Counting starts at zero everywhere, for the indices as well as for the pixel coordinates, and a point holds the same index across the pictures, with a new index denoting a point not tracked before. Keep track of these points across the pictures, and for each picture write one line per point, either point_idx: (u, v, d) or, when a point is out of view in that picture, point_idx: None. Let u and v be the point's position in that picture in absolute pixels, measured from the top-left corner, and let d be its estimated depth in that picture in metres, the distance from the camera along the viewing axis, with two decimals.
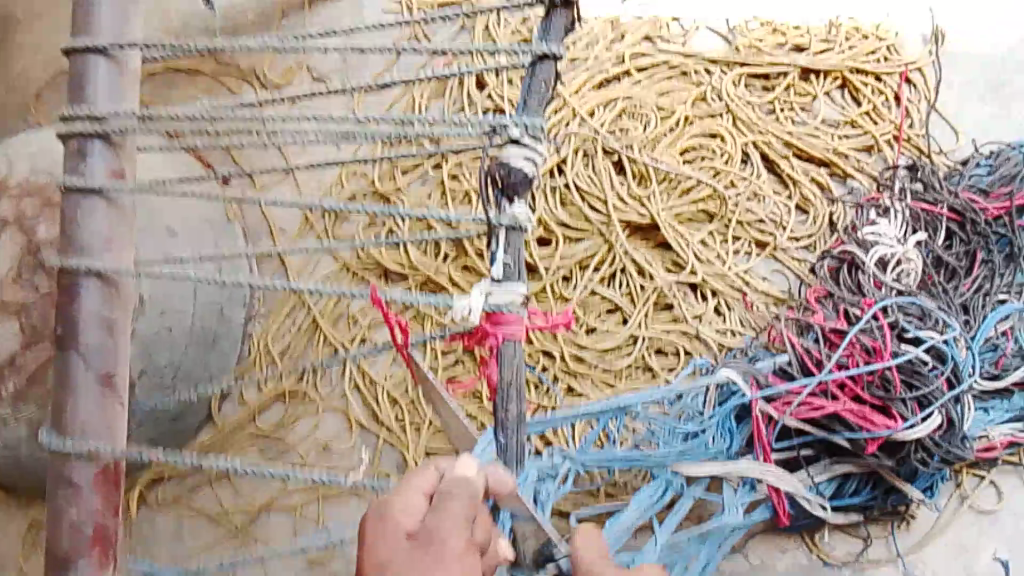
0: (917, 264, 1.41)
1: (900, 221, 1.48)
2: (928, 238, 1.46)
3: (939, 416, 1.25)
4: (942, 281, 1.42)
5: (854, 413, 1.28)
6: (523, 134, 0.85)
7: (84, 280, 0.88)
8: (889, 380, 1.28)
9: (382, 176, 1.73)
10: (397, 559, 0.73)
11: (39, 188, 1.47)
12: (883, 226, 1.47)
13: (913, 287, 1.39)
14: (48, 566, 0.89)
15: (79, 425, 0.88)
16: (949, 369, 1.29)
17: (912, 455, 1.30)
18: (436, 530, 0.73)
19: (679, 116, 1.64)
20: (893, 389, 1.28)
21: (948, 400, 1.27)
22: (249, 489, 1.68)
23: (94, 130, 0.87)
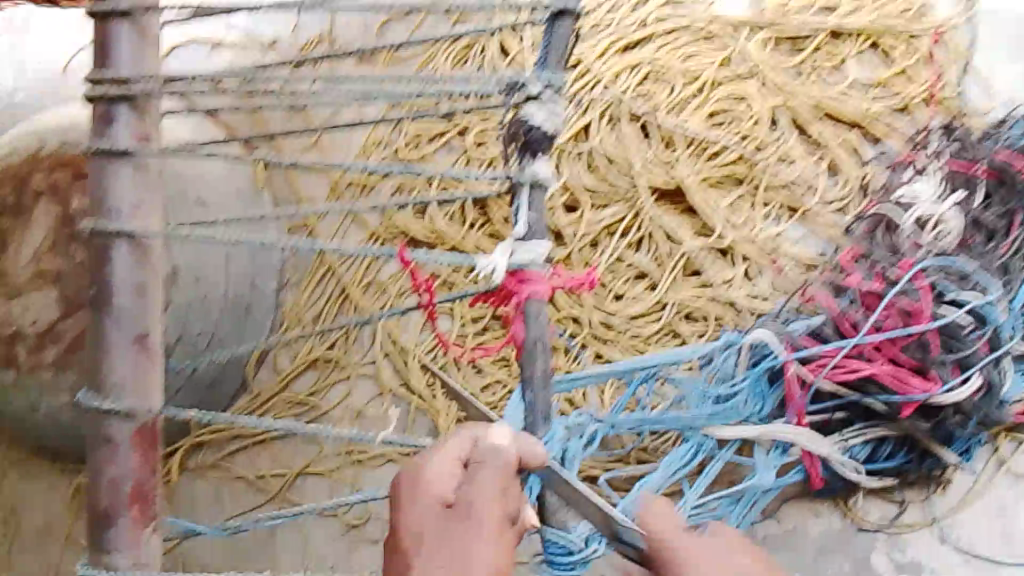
0: (954, 224, 1.40)
1: (939, 180, 1.45)
2: (966, 199, 1.43)
3: (979, 376, 1.28)
4: (980, 243, 1.40)
5: (890, 375, 1.30)
6: (543, 90, 0.86)
7: (115, 242, 0.91)
8: (927, 343, 1.30)
9: (408, 144, 1.75)
10: (430, 525, 0.75)
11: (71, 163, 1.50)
12: (919, 186, 1.45)
13: (951, 248, 1.38)
14: (93, 520, 0.93)
15: (116, 383, 0.92)
16: (989, 331, 1.31)
17: (950, 419, 1.32)
18: (472, 503, 0.76)
19: (705, 79, 1.63)
20: (932, 351, 1.30)
21: (988, 362, 1.29)
22: (288, 455, 1.72)
23: (120, 93, 0.90)
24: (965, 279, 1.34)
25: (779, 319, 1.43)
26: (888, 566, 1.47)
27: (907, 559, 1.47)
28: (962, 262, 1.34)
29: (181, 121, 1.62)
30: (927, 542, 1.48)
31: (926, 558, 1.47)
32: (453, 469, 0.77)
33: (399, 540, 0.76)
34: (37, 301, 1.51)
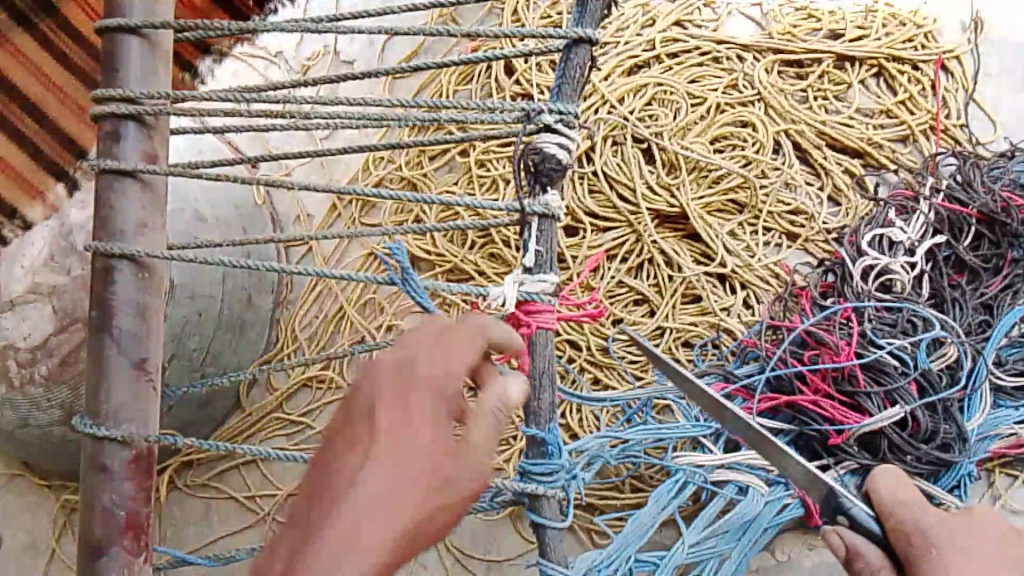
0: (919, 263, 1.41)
1: (920, 224, 1.45)
2: (949, 241, 1.44)
3: (901, 411, 1.29)
4: (964, 284, 1.43)
5: (822, 410, 1.34)
6: (556, 121, 0.85)
7: (118, 263, 0.91)
8: (854, 377, 1.34)
9: (410, 162, 1.73)
10: (375, 440, 0.60)
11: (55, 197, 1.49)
12: (901, 226, 1.44)
13: (919, 294, 1.40)
14: (83, 549, 0.91)
15: (112, 409, 0.91)
16: (917, 373, 1.32)
17: (913, 462, 1.32)
18: (379, 434, 0.60)
19: (710, 104, 1.62)
20: (857, 384, 1.34)
21: (917, 403, 1.31)
22: (277, 475, 1.69)
23: (129, 111, 0.91)
24: (912, 325, 1.36)
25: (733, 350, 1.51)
26: None
27: None
28: (916, 311, 1.35)
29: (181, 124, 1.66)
30: None
31: None
32: (460, 380, 0.64)
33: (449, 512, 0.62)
34: (30, 315, 1.49)
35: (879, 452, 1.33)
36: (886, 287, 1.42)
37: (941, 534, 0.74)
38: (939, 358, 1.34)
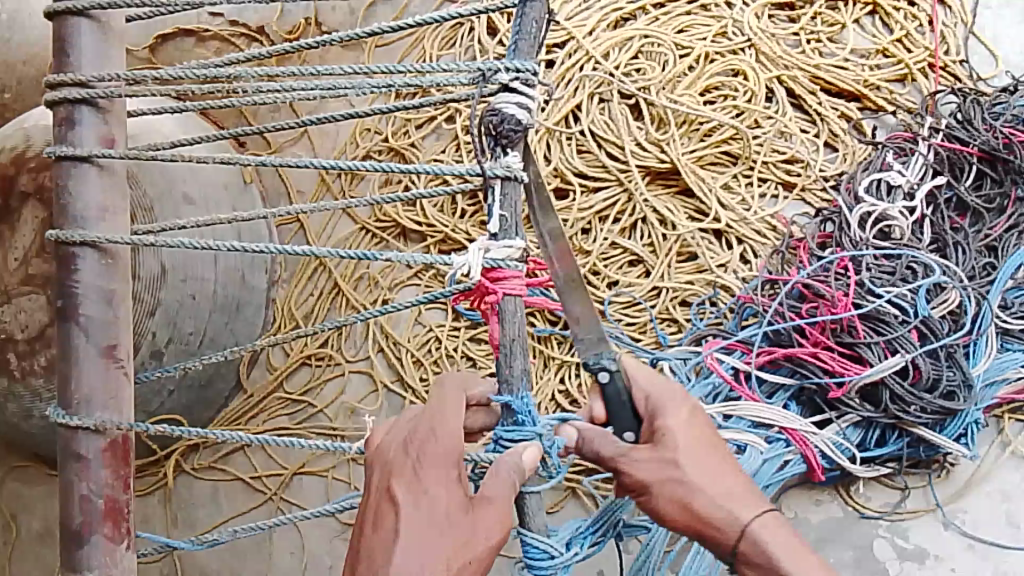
0: (919, 211, 1.36)
1: (918, 166, 1.40)
2: (950, 182, 1.39)
3: (902, 359, 1.25)
4: (966, 226, 1.38)
5: (819, 362, 1.31)
6: (513, 79, 0.82)
7: (80, 251, 0.90)
8: (852, 327, 1.29)
9: (396, 132, 1.70)
10: (412, 504, 0.76)
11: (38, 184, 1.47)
12: (897, 170, 1.40)
13: (923, 241, 1.36)
14: (65, 538, 0.91)
15: (85, 396, 0.90)
16: (918, 320, 1.28)
17: (914, 412, 1.28)
18: (414, 491, 0.76)
19: (698, 53, 1.57)
20: (858, 336, 1.29)
21: (917, 351, 1.27)
22: (281, 454, 1.69)
23: (82, 95, 0.89)
24: (914, 270, 1.32)
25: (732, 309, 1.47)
26: (890, 553, 1.41)
27: (911, 546, 1.41)
28: (918, 256, 1.31)
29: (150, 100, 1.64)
30: (931, 528, 1.41)
31: (930, 545, 1.41)
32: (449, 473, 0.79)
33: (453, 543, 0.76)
34: (25, 306, 1.49)
35: (882, 403, 1.30)
36: (885, 234, 1.37)
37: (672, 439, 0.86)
38: (939, 304, 1.31)
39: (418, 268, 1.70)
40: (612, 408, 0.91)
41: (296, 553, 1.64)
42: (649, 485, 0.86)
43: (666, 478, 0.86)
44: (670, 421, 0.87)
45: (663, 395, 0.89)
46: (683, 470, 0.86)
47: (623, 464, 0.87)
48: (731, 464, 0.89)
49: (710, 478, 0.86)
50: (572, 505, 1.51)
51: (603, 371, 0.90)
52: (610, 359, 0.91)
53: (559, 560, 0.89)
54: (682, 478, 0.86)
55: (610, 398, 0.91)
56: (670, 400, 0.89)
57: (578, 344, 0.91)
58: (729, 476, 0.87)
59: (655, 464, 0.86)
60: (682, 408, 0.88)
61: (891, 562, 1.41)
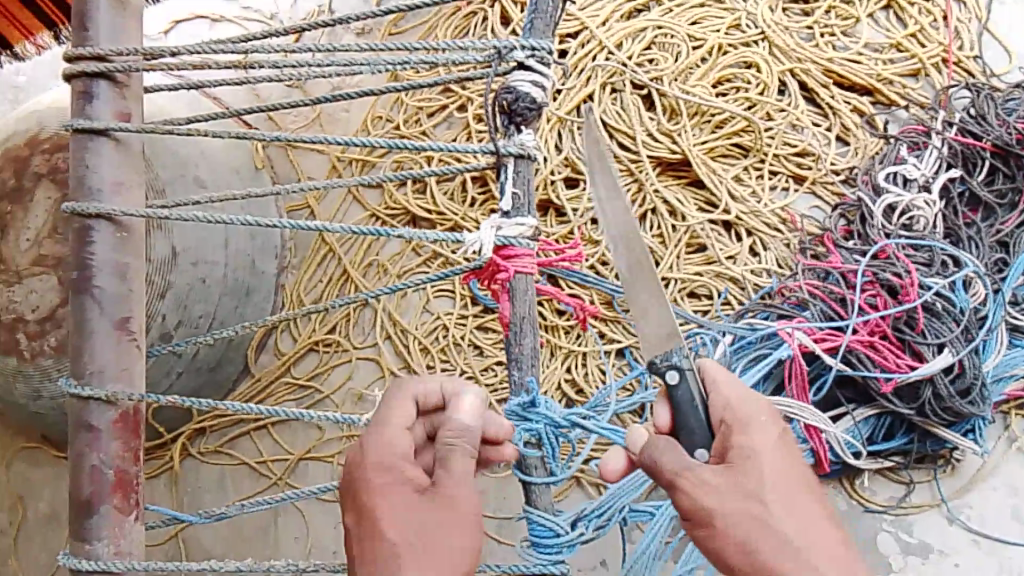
0: (930, 213, 1.35)
1: (933, 159, 1.39)
2: (963, 176, 1.39)
3: (951, 358, 1.22)
4: (977, 221, 1.38)
5: (873, 353, 1.26)
6: (529, 57, 0.82)
7: (94, 223, 0.90)
8: (914, 319, 1.26)
9: (407, 120, 1.71)
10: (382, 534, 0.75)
11: (51, 167, 1.48)
12: (910, 164, 1.39)
13: (929, 233, 1.34)
14: (74, 509, 0.91)
15: (97, 367, 0.90)
16: (963, 314, 1.26)
17: (934, 409, 1.28)
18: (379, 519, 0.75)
19: (711, 45, 1.58)
20: (918, 328, 1.26)
21: (964, 349, 1.24)
22: (289, 440, 1.70)
23: (99, 69, 0.89)
24: (948, 263, 1.30)
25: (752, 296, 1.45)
26: (895, 547, 1.41)
27: (915, 541, 1.41)
28: (949, 249, 1.29)
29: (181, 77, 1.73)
30: (936, 523, 1.41)
31: (934, 539, 1.40)
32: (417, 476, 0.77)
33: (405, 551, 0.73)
34: (36, 286, 1.50)
35: (917, 399, 1.28)
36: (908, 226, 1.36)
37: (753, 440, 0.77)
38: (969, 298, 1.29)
39: (427, 256, 1.71)
40: (681, 417, 0.84)
41: (301, 538, 1.64)
42: (716, 514, 0.75)
43: (744, 513, 0.74)
44: (754, 437, 0.77)
45: (751, 404, 0.80)
46: (766, 504, 0.74)
47: (684, 481, 0.77)
48: (827, 510, 0.76)
49: (797, 523, 0.73)
50: (576, 495, 1.50)
51: (673, 370, 0.83)
52: (681, 359, 0.83)
53: (565, 540, 0.89)
54: (765, 517, 0.73)
55: (679, 404, 0.83)
56: (754, 414, 0.79)
57: (645, 343, 0.85)
58: (829, 532, 0.74)
59: (731, 490, 0.75)
60: (772, 425, 0.79)
61: (896, 555, 1.41)
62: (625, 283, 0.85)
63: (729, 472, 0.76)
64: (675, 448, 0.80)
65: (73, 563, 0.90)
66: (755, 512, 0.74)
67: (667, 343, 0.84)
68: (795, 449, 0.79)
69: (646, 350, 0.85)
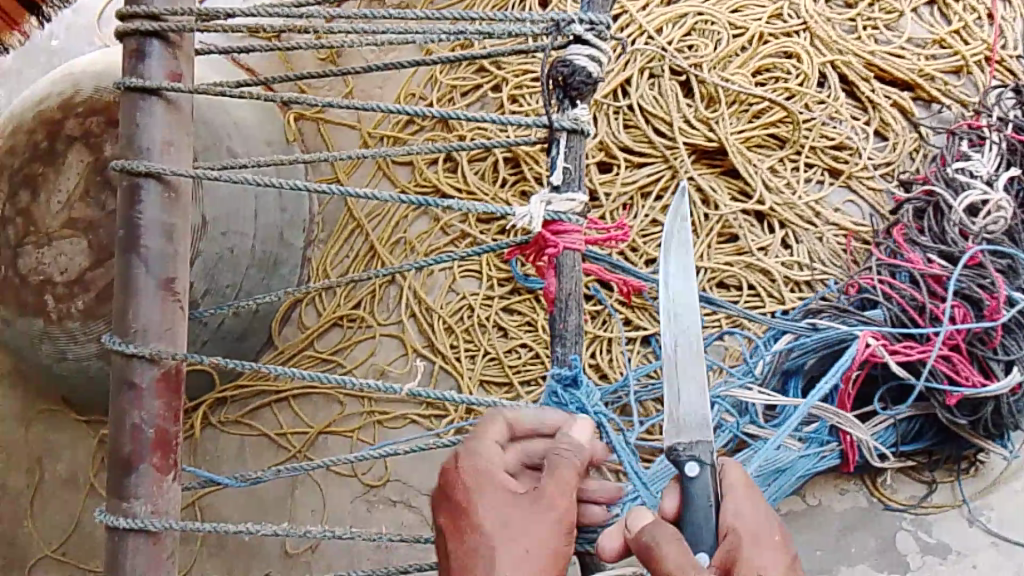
0: (1009, 211, 1.30)
1: (993, 155, 1.37)
2: (1021, 175, 1.36)
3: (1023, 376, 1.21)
4: None
5: (944, 366, 1.24)
6: (587, 31, 0.82)
7: (143, 182, 0.90)
8: (991, 335, 1.23)
9: (441, 97, 1.70)
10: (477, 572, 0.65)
11: (85, 130, 1.48)
12: (976, 160, 1.37)
13: (1001, 236, 1.30)
14: (112, 466, 0.91)
15: (141, 326, 0.90)
16: None
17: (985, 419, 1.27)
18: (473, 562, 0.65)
19: (752, 34, 1.58)
20: (991, 343, 1.23)
21: None
22: (309, 413, 1.70)
23: (152, 28, 0.90)
24: None
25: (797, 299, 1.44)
26: (913, 546, 1.41)
27: (934, 541, 1.40)
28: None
29: (215, 35, 1.81)
30: (955, 523, 1.41)
31: (953, 540, 1.40)
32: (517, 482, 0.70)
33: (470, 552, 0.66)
34: (66, 249, 1.50)
35: (977, 412, 1.27)
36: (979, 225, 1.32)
37: (749, 526, 0.65)
38: None
39: (455, 235, 1.70)
40: (688, 516, 0.68)
41: (317, 510, 1.65)
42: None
43: None
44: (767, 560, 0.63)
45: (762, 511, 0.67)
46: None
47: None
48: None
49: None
50: None
51: (693, 461, 0.69)
52: (704, 452, 0.69)
53: None
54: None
55: (694, 498, 0.69)
56: (759, 529, 0.65)
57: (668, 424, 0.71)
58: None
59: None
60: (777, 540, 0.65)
61: (914, 554, 1.40)
62: (667, 366, 0.72)
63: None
64: (678, 540, 0.63)
65: (110, 519, 0.90)
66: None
67: (694, 432, 0.70)
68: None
69: (670, 431, 0.71)
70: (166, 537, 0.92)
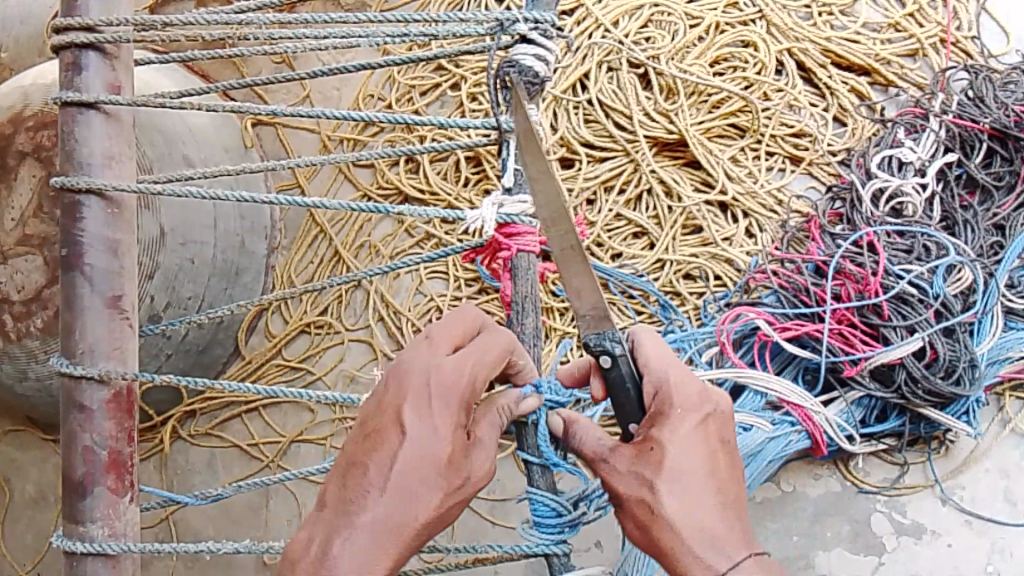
0: (917, 197, 1.36)
1: (930, 143, 1.39)
2: (960, 160, 1.38)
3: (918, 340, 1.24)
4: (976, 204, 1.38)
5: (838, 339, 1.30)
6: (532, 30, 0.81)
7: (85, 198, 0.88)
8: (879, 308, 1.28)
9: (400, 98, 1.68)
10: (422, 434, 0.69)
11: (34, 145, 1.44)
12: (907, 149, 1.39)
13: (912, 218, 1.35)
14: (66, 490, 0.89)
15: (88, 347, 0.88)
16: (938, 301, 1.27)
17: (901, 391, 1.29)
18: (428, 432, 0.69)
19: (708, 24, 1.58)
20: (884, 315, 1.28)
21: (933, 331, 1.26)
22: (279, 422, 1.68)
23: (87, 40, 0.87)
24: (930, 249, 1.32)
25: (736, 283, 1.47)
26: (888, 527, 1.41)
27: (908, 522, 1.41)
28: (930, 234, 1.31)
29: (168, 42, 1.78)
30: (928, 503, 1.41)
31: (927, 519, 1.41)
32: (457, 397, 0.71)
33: (382, 446, 0.69)
34: (21, 267, 1.47)
35: (893, 383, 1.29)
36: (897, 212, 1.38)
37: (660, 393, 0.75)
38: (954, 282, 1.30)
39: (420, 237, 1.68)
40: (614, 395, 0.80)
41: (292, 520, 1.63)
42: (622, 497, 0.72)
43: (637, 495, 0.71)
44: (669, 423, 0.73)
45: (677, 380, 0.76)
46: (659, 499, 0.70)
47: (602, 470, 0.74)
48: (731, 505, 0.71)
49: (686, 503, 0.69)
50: (571, 476, 1.50)
51: (605, 355, 0.79)
52: (614, 340, 0.79)
53: (568, 519, 0.89)
54: (657, 507, 0.70)
55: (613, 384, 0.80)
56: (675, 395, 0.74)
57: (579, 322, 0.81)
58: (719, 518, 0.70)
59: (632, 475, 0.72)
60: (692, 411, 0.73)
61: (888, 536, 1.41)
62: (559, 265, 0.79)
63: (636, 462, 0.72)
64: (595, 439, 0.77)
65: (66, 545, 0.88)
66: (653, 485, 0.70)
67: (600, 325, 0.80)
68: (715, 421, 0.75)
69: (583, 325, 0.81)
70: (126, 560, 0.90)
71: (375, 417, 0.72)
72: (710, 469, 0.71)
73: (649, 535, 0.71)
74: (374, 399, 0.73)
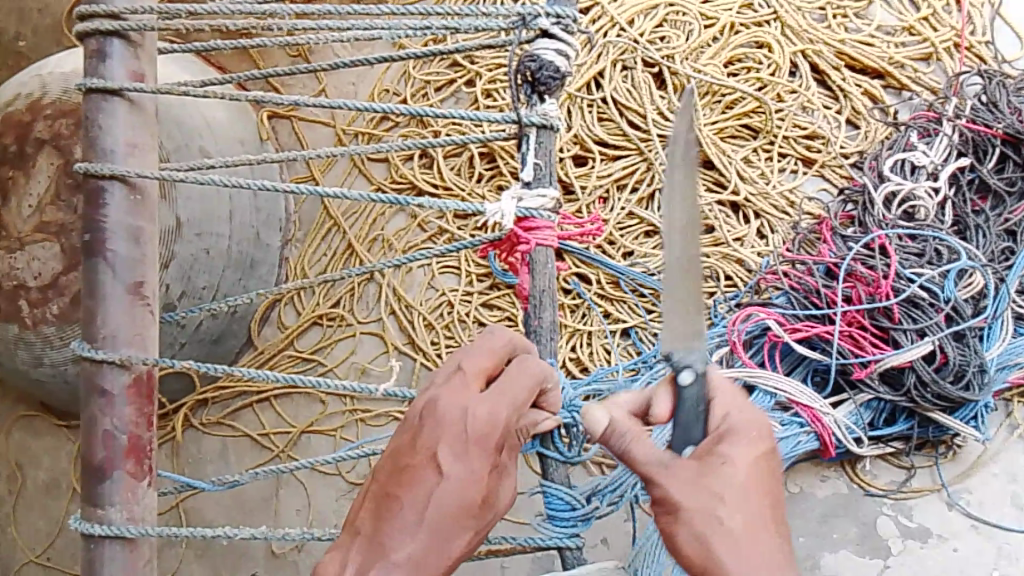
0: (929, 200, 1.37)
1: (943, 147, 1.40)
2: (973, 164, 1.39)
3: (928, 344, 1.26)
4: (988, 209, 1.39)
5: (847, 341, 1.32)
6: (553, 25, 0.82)
7: (109, 186, 0.89)
8: (889, 311, 1.29)
9: (415, 94, 1.70)
10: (457, 475, 0.68)
11: (53, 134, 1.46)
12: (920, 152, 1.40)
13: (924, 221, 1.36)
14: (85, 473, 0.91)
15: (110, 332, 0.90)
16: (948, 306, 1.28)
17: (910, 395, 1.30)
18: (462, 471, 0.68)
19: (723, 24, 1.59)
20: (894, 319, 1.29)
21: (943, 335, 1.27)
22: (291, 413, 1.69)
23: (112, 28, 0.88)
24: (941, 253, 1.33)
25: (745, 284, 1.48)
26: (894, 530, 1.42)
27: (914, 525, 1.42)
28: (942, 237, 1.32)
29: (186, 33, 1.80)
30: (934, 506, 1.42)
31: (932, 522, 1.41)
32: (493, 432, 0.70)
33: (414, 482, 0.68)
34: (38, 254, 1.49)
35: (902, 386, 1.30)
36: (909, 215, 1.38)
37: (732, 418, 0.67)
38: (964, 287, 1.31)
39: (433, 232, 1.70)
40: (679, 414, 0.70)
41: (302, 510, 1.65)
42: (680, 509, 0.63)
43: (703, 508, 0.62)
44: (738, 447, 0.65)
45: (746, 409, 0.68)
46: (724, 508, 0.62)
47: (657, 476, 0.65)
48: (788, 538, 0.64)
49: (751, 524, 0.62)
50: (579, 472, 1.51)
51: (688, 369, 0.69)
52: (700, 358, 0.70)
53: (580, 513, 0.90)
54: (721, 515, 0.62)
55: (684, 404, 0.70)
56: (751, 424, 0.66)
57: (666, 332, 0.71)
58: (780, 547, 0.62)
59: (697, 488, 0.63)
60: (763, 438, 0.66)
61: (894, 538, 1.41)
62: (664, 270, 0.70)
63: (701, 473, 0.64)
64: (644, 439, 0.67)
65: (84, 527, 0.89)
66: (716, 498, 0.63)
67: (691, 337, 0.70)
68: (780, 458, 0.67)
69: (667, 336, 0.70)
70: (144, 543, 0.92)
71: (406, 450, 0.70)
72: (771, 499, 0.64)
73: (706, 549, 0.62)
74: (402, 433, 0.72)
